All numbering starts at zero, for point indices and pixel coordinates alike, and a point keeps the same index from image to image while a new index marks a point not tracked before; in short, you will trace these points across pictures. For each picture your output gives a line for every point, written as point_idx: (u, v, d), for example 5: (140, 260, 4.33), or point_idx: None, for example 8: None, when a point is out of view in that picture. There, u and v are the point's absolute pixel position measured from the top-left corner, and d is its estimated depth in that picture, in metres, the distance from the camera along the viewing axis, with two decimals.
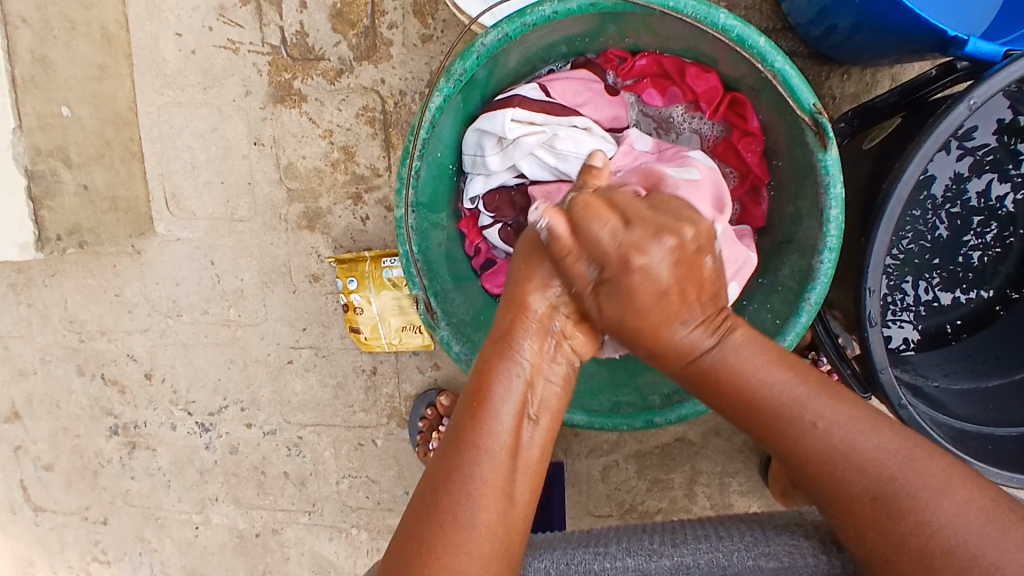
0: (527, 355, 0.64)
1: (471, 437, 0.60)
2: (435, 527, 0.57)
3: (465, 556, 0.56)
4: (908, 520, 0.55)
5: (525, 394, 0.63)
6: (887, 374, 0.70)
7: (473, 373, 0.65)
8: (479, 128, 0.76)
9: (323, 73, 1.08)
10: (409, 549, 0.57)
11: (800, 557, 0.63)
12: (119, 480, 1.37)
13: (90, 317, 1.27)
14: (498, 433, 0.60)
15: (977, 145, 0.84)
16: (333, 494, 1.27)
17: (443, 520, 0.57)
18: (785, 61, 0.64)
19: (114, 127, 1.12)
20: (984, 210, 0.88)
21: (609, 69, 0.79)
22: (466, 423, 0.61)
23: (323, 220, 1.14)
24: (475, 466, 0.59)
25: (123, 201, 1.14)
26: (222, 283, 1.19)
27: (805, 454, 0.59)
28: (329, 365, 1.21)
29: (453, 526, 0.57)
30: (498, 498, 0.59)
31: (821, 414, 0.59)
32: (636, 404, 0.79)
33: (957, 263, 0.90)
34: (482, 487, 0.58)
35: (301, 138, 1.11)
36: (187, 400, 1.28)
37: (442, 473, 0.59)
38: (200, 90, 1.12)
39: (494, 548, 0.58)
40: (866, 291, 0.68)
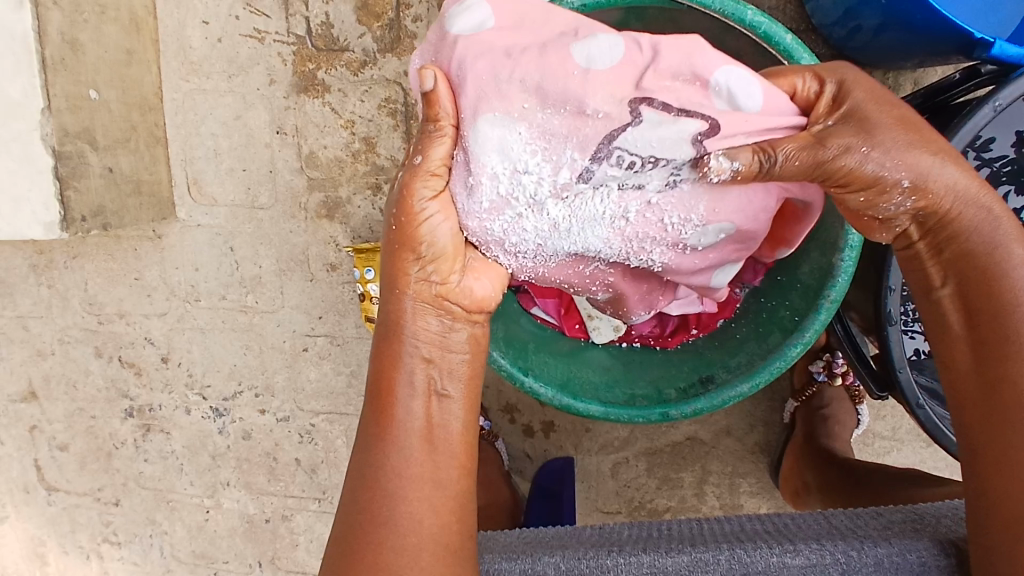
0: (418, 337, 0.60)
1: (377, 435, 0.60)
2: (361, 528, 0.59)
3: (389, 549, 0.58)
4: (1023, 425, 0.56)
5: (427, 374, 0.60)
6: (905, 373, 0.70)
7: (373, 363, 0.62)
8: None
9: (347, 63, 1.09)
10: (338, 551, 0.59)
11: (828, 558, 0.62)
12: (133, 463, 1.39)
13: (109, 300, 1.29)
14: (406, 427, 0.60)
15: (993, 156, 0.84)
16: (344, 482, 1.29)
17: (364, 519, 0.59)
18: (811, 59, 0.65)
19: (139, 112, 1.14)
20: None
21: None
22: (373, 419, 0.60)
23: (343, 209, 1.15)
24: (386, 460, 0.59)
25: (146, 185, 1.16)
26: (241, 270, 1.21)
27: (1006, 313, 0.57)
28: (344, 354, 1.22)
29: (381, 523, 0.58)
30: (419, 485, 0.59)
31: None
32: (651, 398, 0.80)
33: None
34: (395, 481, 0.59)
35: (324, 128, 1.12)
36: (202, 385, 1.29)
37: (358, 472, 0.60)
38: (225, 77, 1.13)
39: (420, 532, 0.59)
40: (887, 289, 0.67)
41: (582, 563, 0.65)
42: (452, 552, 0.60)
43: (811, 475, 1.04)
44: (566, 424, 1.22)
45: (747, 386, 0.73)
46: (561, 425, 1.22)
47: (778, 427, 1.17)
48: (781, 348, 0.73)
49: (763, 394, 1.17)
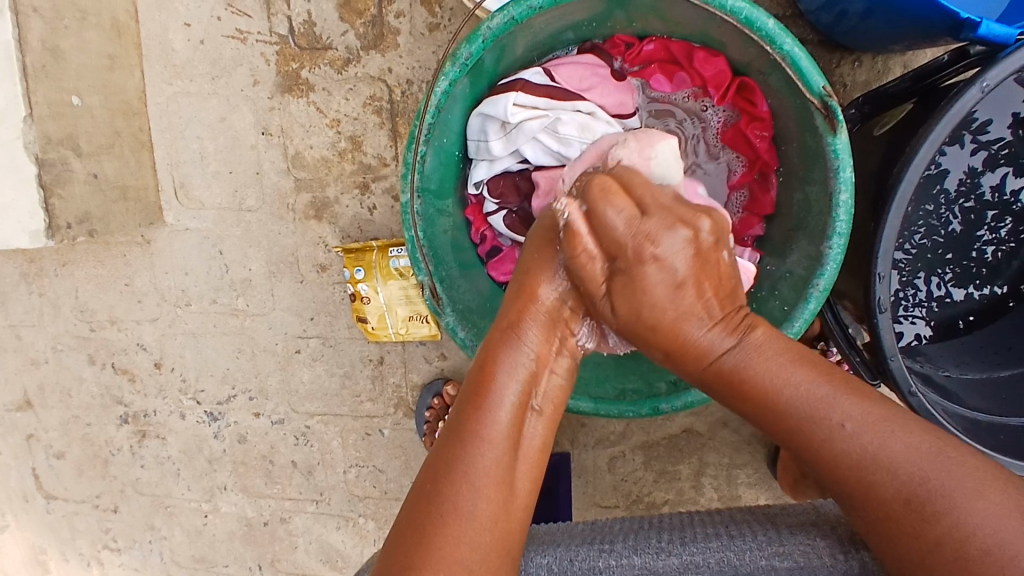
0: (534, 346, 0.62)
1: (474, 426, 0.59)
2: (432, 516, 0.56)
3: (466, 546, 0.55)
4: (941, 523, 0.51)
5: (530, 385, 0.62)
6: (897, 362, 0.68)
7: (474, 364, 0.63)
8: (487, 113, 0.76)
9: (330, 62, 1.08)
10: (407, 540, 0.55)
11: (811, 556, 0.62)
12: (130, 469, 1.38)
13: (100, 307, 1.28)
14: (500, 430, 0.59)
15: (991, 139, 0.82)
16: (341, 484, 1.29)
17: (443, 510, 0.55)
18: (794, 43, 0.62)
19: (123, 117, 1.13)
20: (998, 205, 0.87)
21: (616, 55, 0.79)
22: (470, 411, 0.59)
23: (331, 210, 1.14)
24: (479, 454, 0.57)
25: (132, 190, 1.15)
26: (230, 273, 1.20)
27: (827, 456, 0.56)
28: (336, 355, 1.22)
29: (450, 515, 0.55)
30: (498, 488, 0.57)
31: (847, 416, 0.56)
32: (642, 392, 0.77)
33: (971, 258, 0.89)
34: (484, 476, 0.57)
35: (309, 128, 1.11)
36: (196, 389, 1.29)
37: (444, 460, 0.58)
38: (208, 79, 1.12)
39: (494, 538, 0.56)
40: (876, 277, 0.66)
41: (574, 564, 0.66)
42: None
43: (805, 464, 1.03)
44: (562, 419, 1.21)
45: None
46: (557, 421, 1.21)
47: None
48: None
49: None
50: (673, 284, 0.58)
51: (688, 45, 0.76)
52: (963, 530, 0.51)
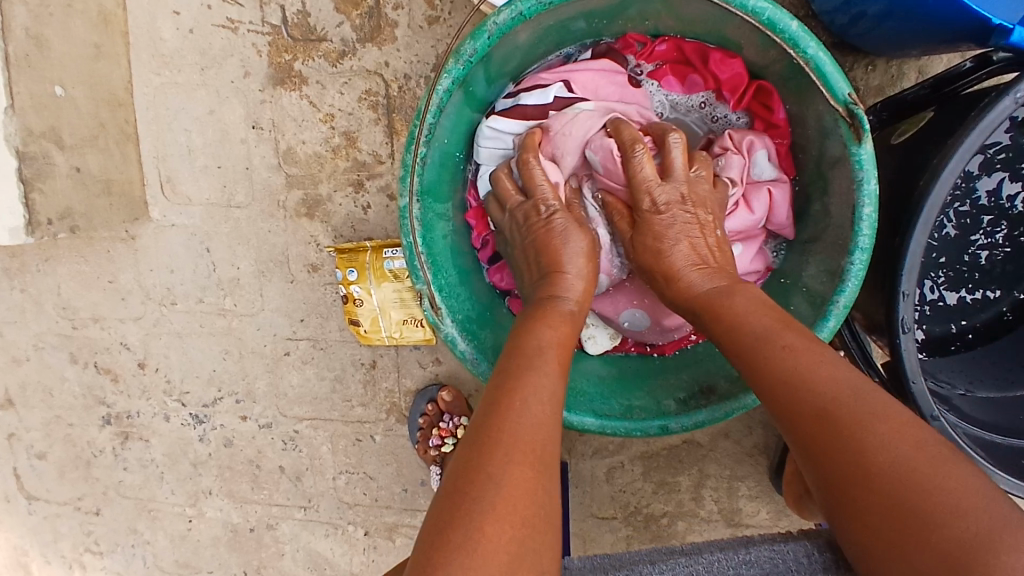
0: (559, 323, 0.64)
1: (519, 371, 0.58)
2: (491, 422, 0.54)
3: (526, 475, 0.50)
4: (875, 457, 0.47)
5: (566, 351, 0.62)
6: (920, 385, 0.63)
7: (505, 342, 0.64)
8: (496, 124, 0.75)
9: (325, 54, 1.04)
10: (466, 481, 0.50)
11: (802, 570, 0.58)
12: (112, 471, 1.34)
13: (83, 305, 1.24)
14: (553, 360, 0.60)
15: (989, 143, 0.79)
16: (330, 490, 1.25)
17: (504, 438, 0.52)
18: (820, 47, 0.58)
19: (108, 108, 1.08)
20: (994, 210, 0.83)
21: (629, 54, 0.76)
22: (510, 364, 0.59)
23: (323, 208, 1.10)
24: (531, 397, 0.56)
25: (117, 185, 1.10)
26: (218, 271, 1.15)
27: (781, 390, 0.54)
28: (327, 358, 1.17)
29: (515, 418, 0.54)
30: (548, 427, 0.54)
31: (789, 342, 0.56)
32: (649, 409, 0.74)
33: (964, 262, 0.86)
34: (538, 415, 0.55)
35: (302, 123, 1.07)
36: (181, 391, 1.24)
37: (493, 404, 0.56)
38: (197, 70, 1.08)
39: (548, 476, 0.52)
40: (899, 295, 0.61)
41: None
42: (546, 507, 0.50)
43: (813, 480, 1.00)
44: None
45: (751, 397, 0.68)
46: None
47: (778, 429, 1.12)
48: None
49: None
50: (687, 242, 0.66)
51: (703, 46, 0.73)
52: (905, 469, 0.46)
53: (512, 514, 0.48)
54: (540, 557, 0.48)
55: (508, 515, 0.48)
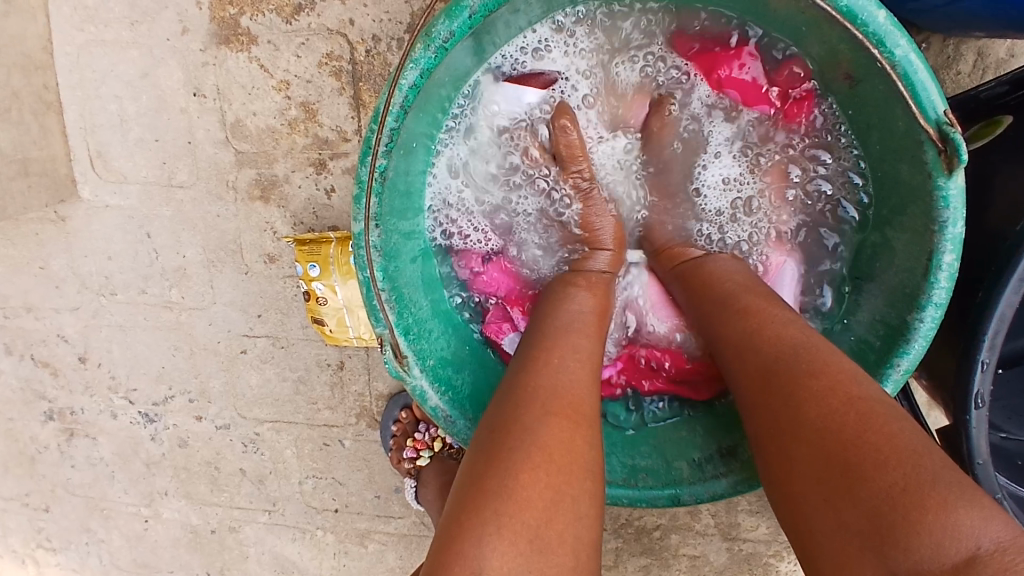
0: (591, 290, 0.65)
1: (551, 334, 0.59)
2: (529, 378, 0.55)
3: (545, 425, 0.50)
4: (813, 403, 0.48)
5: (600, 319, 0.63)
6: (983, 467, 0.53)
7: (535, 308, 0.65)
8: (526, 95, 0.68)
9: (277, 8, 0.87)
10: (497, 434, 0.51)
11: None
12: (59, 469, 1.23)
13: (13, 291, 1.09)
14: (586, 332, 0.60)
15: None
16: (296, 494, 1.15)
17: (526, 392, 0.53)
18: (911, 47, 0.48)
19: (24, 72, 0.91)
20: None
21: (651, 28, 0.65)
22: (536, 327, 0.61)
23: (280, 190, 0.95)
24: (560, 360, 0.56)
25: (35, 163, 0.94)
26: (161, 260, 1.01)
27: (738, 340, 0.56)
28: (289, 357, 1.05)
29: (542, 373, 0.55)
30: (585, 388, 0.55)
31: (751, 300, 0.59)
32: (656, 474, 0.64)
33: None
34: (562, 373, 0.55)
35: (252, 91, 0.91)
36: (127, 388, 1.12)
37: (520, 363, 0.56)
38: (127, 25, 0.91)
39: (573, 430, 0.51)
40: (979, 365, 0.48)
41: None
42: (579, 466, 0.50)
43: None
44: None
45: None
46: None
47: None
48: None
49: None
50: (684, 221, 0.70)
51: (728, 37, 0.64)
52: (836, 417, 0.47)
53: (544, 470, 0.48)
54: (577, 501, 0.48)
55: (549, 462, 0.48)
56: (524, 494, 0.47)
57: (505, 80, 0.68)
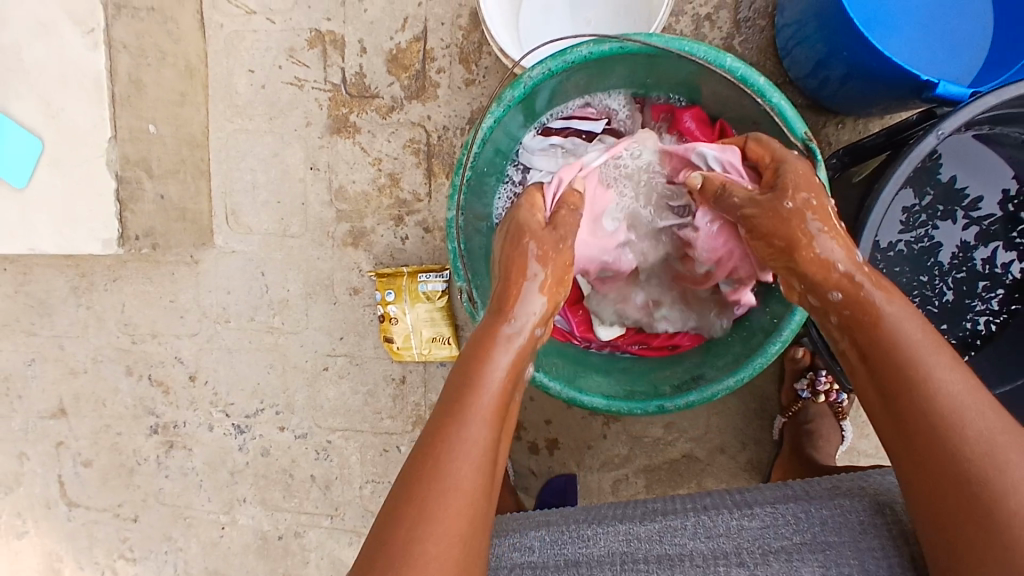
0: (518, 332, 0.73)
1: (472, 381, 0.69)
2: (444, 440, 0.65)
3: (453, 493, 0.63)
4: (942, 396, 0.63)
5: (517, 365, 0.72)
6: None
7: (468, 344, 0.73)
8: (551, 138, 0.93)
9: (376, 108, 1.23)
10: (412, 483, 0.64)
11: (785, 539, 0.81)
12: (154, 479, 1.44)
13: (144, 321, 1.38)
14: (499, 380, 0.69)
15: (981, 215, 1.00)
16: (356, 499, 1.36)
17: (439, 455, 0.64)
18: (781, 98, 0.77)
19: (189, 147, 1.25)
20: (989, 276, 1.02)
21: (640, 99, 0.95)
22: (461, 378, 0.69)
23: (367, 238, 1.26)
24: (469, 417, 0.66)
25: (190, 213, 1.26)
26: (270, 293, 1.31)
27: (873, 329, 0.69)
28: (361, 373, 1.31)
29: (455, 436, 0.65)
30: (492, 438, 0.67)
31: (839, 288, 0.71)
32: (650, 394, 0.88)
33: (965, 328, 1.03)
34: (475, 427, 0.66)
35: (353, 165, 1.25)
36: (226, 403, 1.38)
37: (447, 414, 0.67)
38: (266, 119, 1.26)
39: (474, 483, 0.65)
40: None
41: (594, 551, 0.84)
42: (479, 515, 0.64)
43: (797, 484, 1.11)
44: (569, 441, 1.27)
45: (733, 379, 0.82)
46: (564, 442, 1.27)
47: (768, 445, 1.22)
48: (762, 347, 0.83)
49: (755, 413, 1.23)
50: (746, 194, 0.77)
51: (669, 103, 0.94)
52: (954, 404, 0.63)
53: (453, 534, 0.62)
54: (474, 552, 0.64)
55: (453, 530, 0.62)
56: (433, 552, 0.61)
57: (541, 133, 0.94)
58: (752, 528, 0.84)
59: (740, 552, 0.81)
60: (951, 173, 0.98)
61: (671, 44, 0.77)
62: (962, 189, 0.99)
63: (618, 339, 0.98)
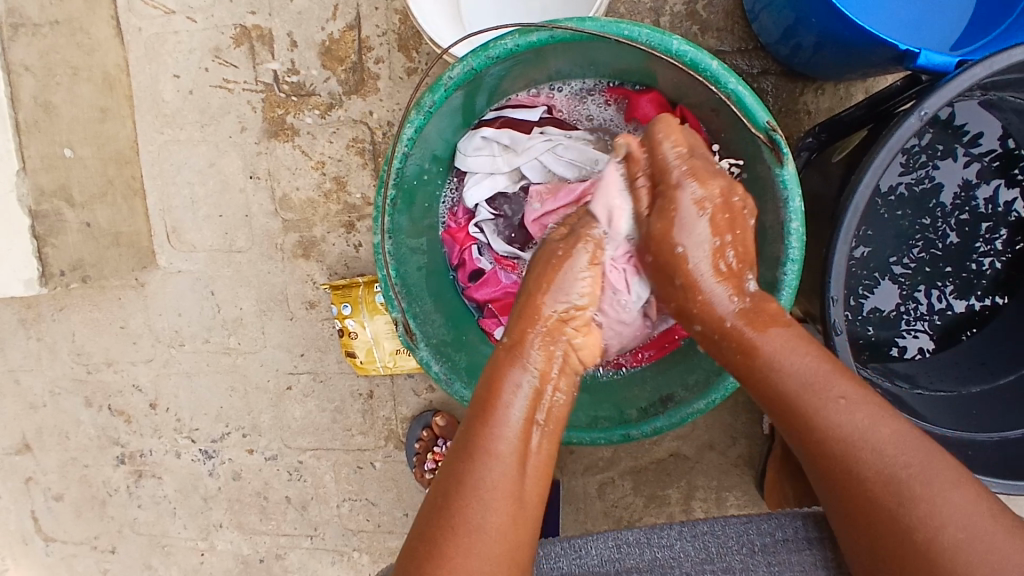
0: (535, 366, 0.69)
1: (484, 440, 0.65)
2: (455, 515, 0.62)
3: (476, 556, 0.60)
4: (917, 510, 0.59)
5: (534, 400, 0.68)
6: None
7: (482, 382, 0.69)
8: (483, 133, 0.84)
9: (314, 107, 1.13)
10: (424, 549, 0.61)
11: (767, 535, 0.75)
12: (127, 509, 1.38)
13: (96, 349, 1.31)
14: (507, 433, 0.65)
15: (982, 151, 0.89)
16: (334, 518, 1.29)
17: (456, 521, 0.61)
18: (738, 82, 0.67)
19: (116, 165, 1.16)
20: (992, 216, 0.91)
21: (594, 85, 0.84)
22: (478, 426, 0.66)
23: (318, 248, 1.17)
24: (488, 468, 0.63)
25: (125, 236, 1.18)
26: (222, 312, 1.23)
27: (819, 428, 0.64)
28: (327, 390, 1.24)
29: (476, 505, 0.62)
30: (508, 501, 0.63)
31: (845, 392, 0.63)
32: (614, 419, 0.81)
33: (969, 270, 0.94)
34: (494, 490, 0.63)
35: (295, 170, 1.15)
36: (191, 428, 1.31)
37: (454, 478, 0.63)
38: (198, 127, 1.17)
39: (505, 548, 0.62)
40: (830, 301, 0.71)
41: None
42: (522, 510, 0.64)
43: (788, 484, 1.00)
44: None
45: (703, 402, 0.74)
46: None
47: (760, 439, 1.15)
48: None
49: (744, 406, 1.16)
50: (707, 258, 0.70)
51: (624, 88, 0.83)
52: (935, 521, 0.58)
53: (498, 523, 0.62)
54: None
55: None
56: None
57: (483, 126, 0.85)
58: (733, 525, 0.76)
59: (726, 555, 0.74)
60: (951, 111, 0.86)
61: (606, 28, 0.67)
62: (960, 126, 0.88)
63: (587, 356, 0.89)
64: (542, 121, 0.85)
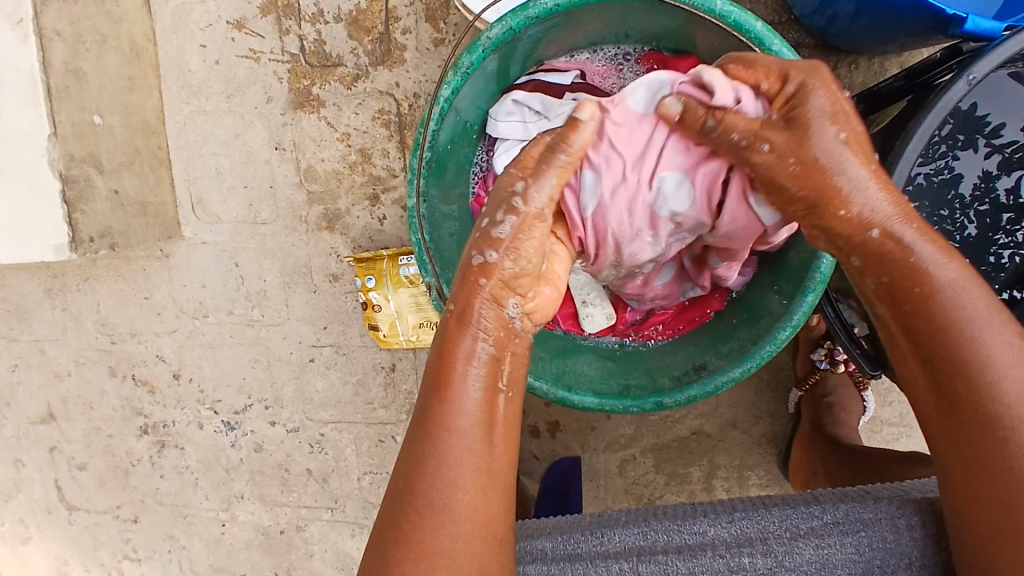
0: (486, 329, 0.66)
1: (439, 419, 0.63)
2: (423, 494, 0.61)
3: (446, 536, 0.60)
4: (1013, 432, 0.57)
5: (491, 369, 0.65)
6: None
7: (434, 353, 0.67)
8: (514, 96, 0.82)
9: (340, 78, 1.12)
10: (395, 534, 0.60)
11: (815, 519, 0.72)
12: (150, 479, 1.40)
13: (121, 320, 1.32)
14: (460, 407, 0.63)
15: (1004, 142, 0.87)
16: (355, 491, 1.30)
17: (422, 504, 0.60)
18: (783, 45, 0.66)
19: (142, 135, 1.17)
20: (1014, 207, 0.90)
21: (629, 50, 0.83)
22: (434, 404, 0.63)
23: (342, 221, 1.17)
24: (449, 447, 0.62)
25: (152, 206, 1.19)
26: (246, 284, 1.23)
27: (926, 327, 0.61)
28: (349, 363, 1.25)
29: (439, 486, 0.61)
30: (473, 477, 0.62)
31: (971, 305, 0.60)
32: (645, 387, 0.81)
33: (988, 263, 0.91)
34: (457, 468, 0.61)
35: (321, 142, 1.15)
36: (214, 400, 1.32)
37: (416, 459, 0.62)
38: (224, 98, 1.16)
39: (478, 524, 0.61)
40: None
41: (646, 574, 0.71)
42: (491, 485, 0.62)
43: (818, 462, 1.03)
44: (571, 423, 1.20)
45: (738, 370, 0.75)
46: (567, 425, 1.20)
47: (785, 418, 1.14)
48: (769, 332, 0.74)
49: (768, 385, 1.15)
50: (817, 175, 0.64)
51: (660, 53, 0.82)
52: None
53: (468, 502, 0.61)
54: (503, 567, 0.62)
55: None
56: None
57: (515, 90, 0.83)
58: (774, 512, 0.74)
59: (766, 538, 0.72)
60: (972, 100, 0.86)
61: None
62: (983, 117, 0.87)
63: (618, 322, 0.89)
64: (574, 86, 0.83)
